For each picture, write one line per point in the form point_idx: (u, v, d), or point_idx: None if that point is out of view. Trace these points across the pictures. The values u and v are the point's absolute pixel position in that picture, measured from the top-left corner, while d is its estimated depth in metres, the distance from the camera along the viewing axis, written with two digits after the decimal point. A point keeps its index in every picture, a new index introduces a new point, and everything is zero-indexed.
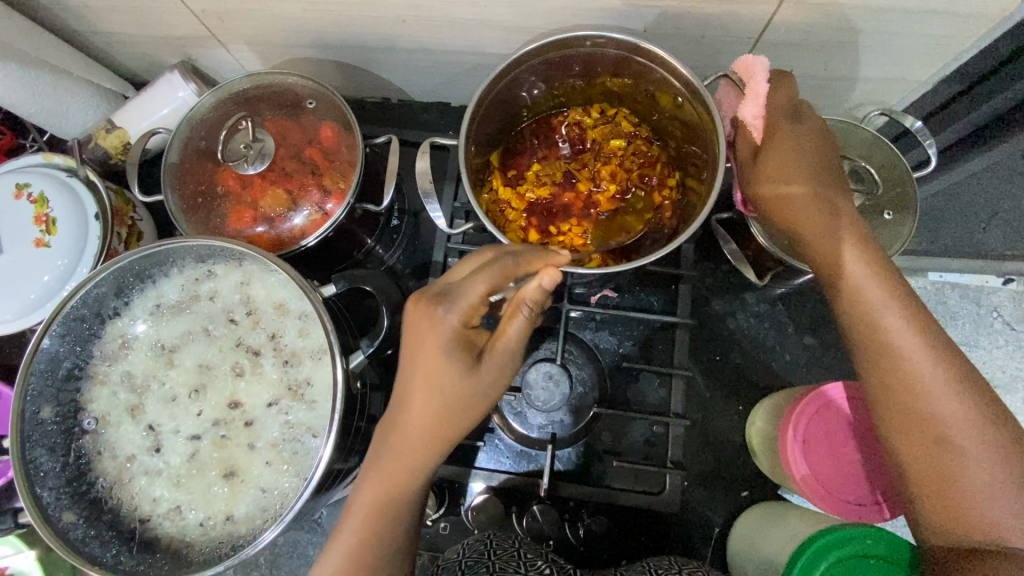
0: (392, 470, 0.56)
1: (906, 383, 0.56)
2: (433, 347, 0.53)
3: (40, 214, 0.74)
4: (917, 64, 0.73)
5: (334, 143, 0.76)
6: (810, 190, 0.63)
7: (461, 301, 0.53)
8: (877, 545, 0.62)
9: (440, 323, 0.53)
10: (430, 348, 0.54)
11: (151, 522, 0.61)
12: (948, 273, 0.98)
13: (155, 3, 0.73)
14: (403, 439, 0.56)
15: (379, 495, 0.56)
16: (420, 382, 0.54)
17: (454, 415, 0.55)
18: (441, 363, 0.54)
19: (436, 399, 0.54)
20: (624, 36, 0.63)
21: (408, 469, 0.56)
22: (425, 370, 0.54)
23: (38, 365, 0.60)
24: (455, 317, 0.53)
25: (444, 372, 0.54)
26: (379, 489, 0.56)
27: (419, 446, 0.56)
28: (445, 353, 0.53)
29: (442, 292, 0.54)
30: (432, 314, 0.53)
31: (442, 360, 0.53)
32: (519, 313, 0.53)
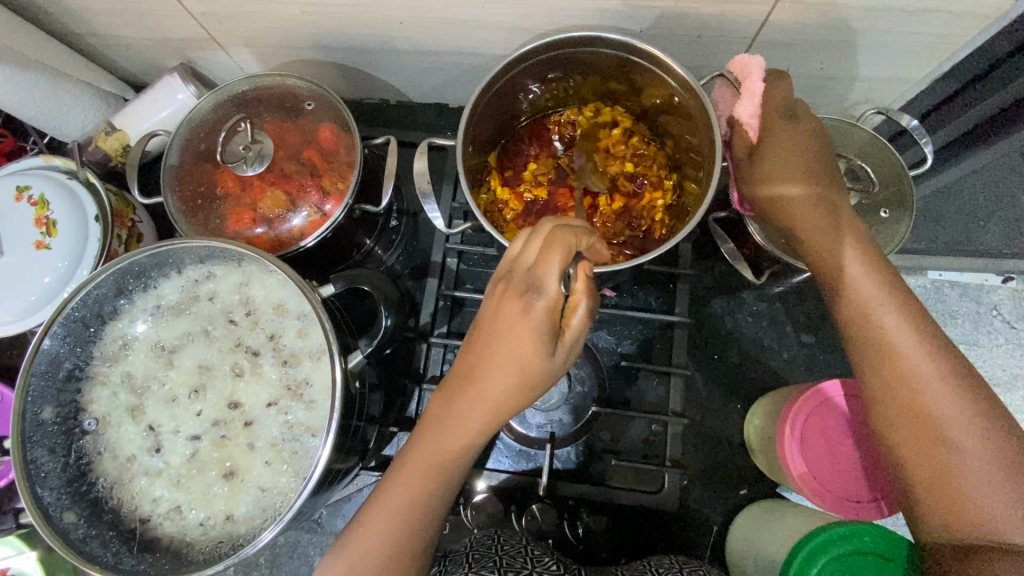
0: (445, 456, 0.54)
1: (900, 381, 0.56)
2: (520, 335, 0.51)
3: (40, 216, 0.75)
4: (913, 64, 0.73)
5: (333, 144, 0.76)
6: (806, 190, 0.63)
7: (552, 289, 0.51)
8: (875, 541, 0.62)
9: (529, 311, 0.51)
10: (514, 335, 0.52)
11: (151, 522, 0.62)
12: (947, 271, 0.98)
13: (155, 6, 0.73)
14: (460, 424, 0.54)
15: (428, 479, 0.54)
16: (495, 368, 0.52)
17: (517, 404, 0.54)
18: (524, 352, 0.52)
19: (508, 387, 0.53)
20: (620, 36, 0.63)
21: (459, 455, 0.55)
22: (505, 356, 0.52)
23: (39, 366, 0.60)
24: (546, 305, 0.51)
25: (523, 360, 0.52)
26: (426, 470, 0.54)
27: (476, 432, 0.54)
28: (530, 341, 0.51)
29: (530, 280, 0.51)
30: (523, 300, 0.51)
31: (525, 348, 0.51)
32: (575, 303, 0.53)
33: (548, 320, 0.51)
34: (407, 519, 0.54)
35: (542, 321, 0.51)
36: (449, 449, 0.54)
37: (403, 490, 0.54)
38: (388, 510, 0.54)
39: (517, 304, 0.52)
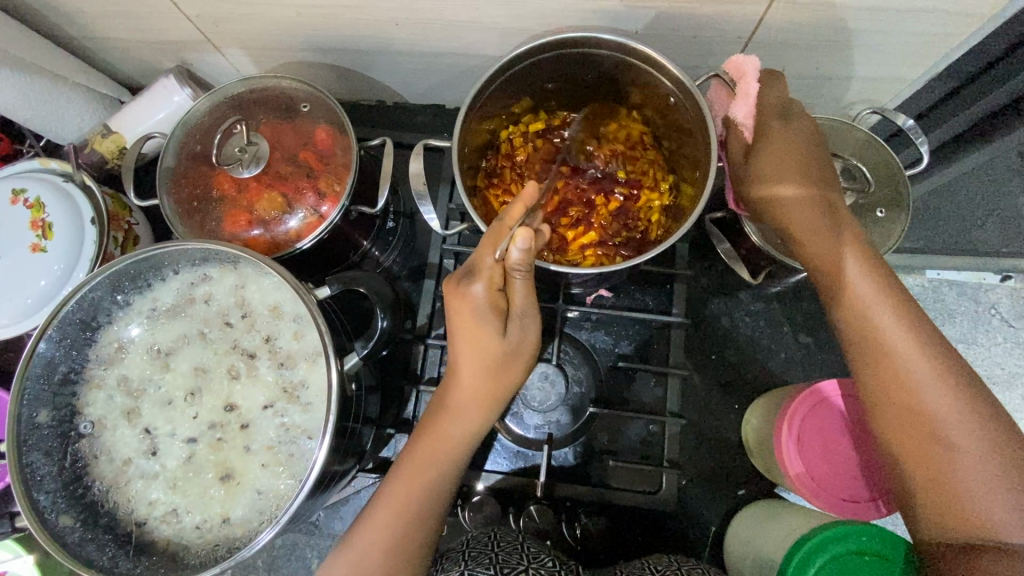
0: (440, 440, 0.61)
1: (897, 381, 0.56)
2: (468, 318, 0.59)
3: (36, 219, 0.75)
4: (909, 63, 0.73)
5: (329, 146, 0.76)
6: (801, 191, 0.63)
7: (485, 272, 0.57)
8: (872, 540, 0.62)
9: (468, 296, 0.58)
10: (470, 319, 0.58)
11: (147, 526, 0.61)
12: (945, 270, 0.98)
13: (150, 8, 0.73)
14: (448, 407, 0.62)
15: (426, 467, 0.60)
16: (461, 352, 0.60)
17: (493, 379, 0.61)
18: (476, 331, 0.59)
19: (478, 365, 0.60)
20: (614, 37, 0.63)
21: (454, 437, 0.61)
22: (467, 340, 0.60)
23: (34, 370, 0.60)
24: (481, 288, 0.58)
25: (479, 340, 0.59)
26: (429, 453, 0.61)
27: (462, 413, 0.61)
28: (478, 323, 0.58)
29: (467, 269, 0.59)
30: (460, 288, 0.58)
31: (476, 330, 0.59)
32: (513, 277, 0.58)
33: (488, 300, 0.58)
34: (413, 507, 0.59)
35: (482, 302, 0.58)
36: (443, 433, 0.61)
37: (405, 481, 0.59)
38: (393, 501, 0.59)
39: (460, 293, 0.58)
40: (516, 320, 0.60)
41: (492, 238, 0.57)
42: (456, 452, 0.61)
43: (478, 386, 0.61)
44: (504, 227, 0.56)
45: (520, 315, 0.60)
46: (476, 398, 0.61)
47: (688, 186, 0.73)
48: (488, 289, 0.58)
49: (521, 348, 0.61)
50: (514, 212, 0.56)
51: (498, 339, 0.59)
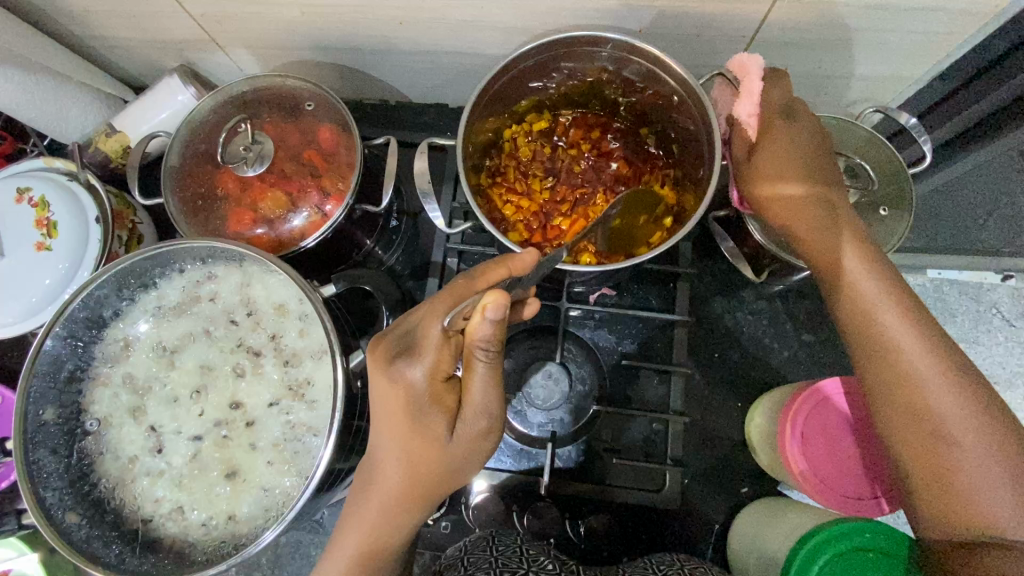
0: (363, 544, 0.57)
1: (900, 378, 0.56)
2: (399, 407, 0.53)
3: (41, 217, 0.75)
4: (912, 62, 0.74)
5: (334, 145, 0.77)
6: (803, 190, 0.63)
7: (429, 353, 0.52)
8: (875, 538, 0.62)
9: (405, 379, 0.53)
10: (403, 407, 0.53)
11: (153, 523, 0.62)
12: (947, 269, 0.98)
13: (155, 7, 0.73)
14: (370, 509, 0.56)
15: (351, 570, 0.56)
16: (388, 446, 0.55)
17: (423, 481, 0.55)
18: (407, 425, 0.54)
19: (405, 465, 0.55)
20: (619, 36, 0.63)
21: (379, 540, 0.57)
22: (399, 434, 0.54)
23: (41, 366, 0.60)
24: (422, 372, 0.52)
25: (415, 433, 0.54)
26: (362, 540, 0.57)
27: (387, 513, 0.56)
28: (415, 413, 0.53)
29: (410, 346, 0.53)
30: (396, 369, 0.52)
31: (411, 420, 0.53)
32: (473, 357, 0.52)
33: (427, 387, 0.53)
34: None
35: (419, 389, 0.53)
36: (362, 537, 0.57)
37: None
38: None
39: (394, 374, 0.53)
40: (460, 414, 0.54)
41: (439, 313, 0.52)
42: (390, 540, 0.57)
43: (406, 487, 0.55)
44: (461, 295, 0.53)
45: (465, 407, 0.54)
46: (401, 500, 0.56)
47: (691, 185, 0.73)
48: (428, 373, 0.53)
49: (463, 448, 0.55)
50: (494, 273, 0.55)
51: (434, 436, 0.54)
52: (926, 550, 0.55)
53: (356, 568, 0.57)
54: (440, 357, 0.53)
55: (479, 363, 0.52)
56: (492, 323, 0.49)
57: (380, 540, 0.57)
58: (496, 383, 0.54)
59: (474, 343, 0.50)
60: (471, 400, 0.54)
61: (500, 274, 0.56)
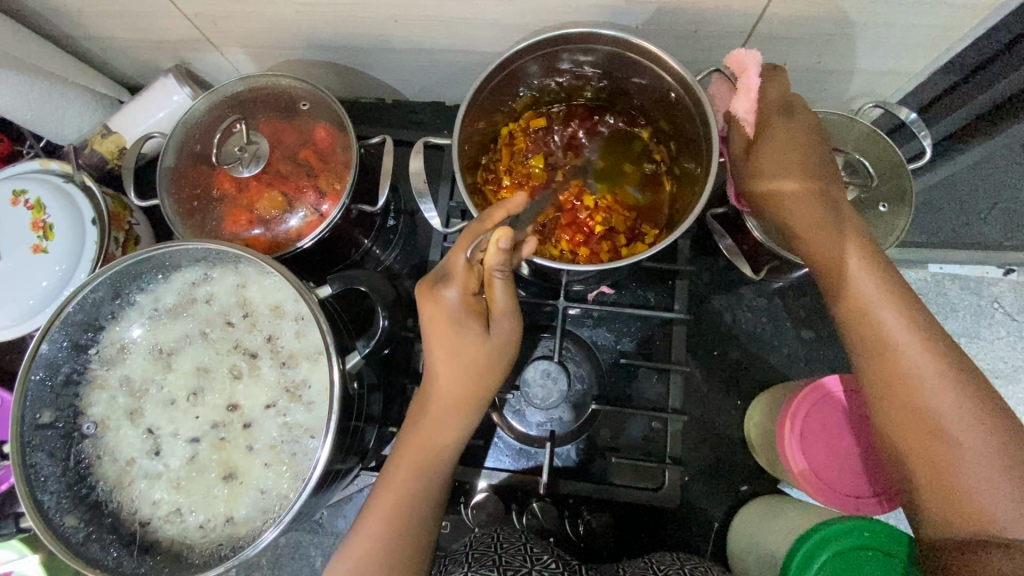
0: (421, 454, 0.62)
1: (899, 378, 0.56)
2: (445, 324, 0.59)
3: (37, 219, 0.75)
4: (912, 57, 0.73)
5: (329, 144, 0.76)
6: (801, 187, 0.63)
7: (459, 277, 0.57)
8: (876, 537, 0.62)
9: (443, 301, 0.58)
10: (447, 323, 0.59)
11: (151, 525, 0.62)
12: (947, 264, 0.97)
13: (149, 7, 0.73)
14: (431, 420, 0.62)
15: (413, 477, 0.61)
16: (441, 359, 0.61)
17: (472, 387, 0.62)
18: (453, 336, 0.59)
19: (459, 373, 0.61)
20: (615, 32, 0.63)
21: (433, 450, 0.62)
22: (447, 343, 0.60)
23: (37, 370, 0.60)
24: (456, 292, 0.58)
25: (457, 342, 0.60)
26: (418, 454, 0.62)
27: (443, 423, 0.62)
28: (455, 326, 0.59)
29: (442, 272, 0.59)
30: (434, 294, 0.58)
31: (455, 333, 0.59)
32: (493, 278, 0.57)
33: (462, 305, 0.58)
34: (391, 532, 0.59)
35: (455, 306, 0.58)
36: (422, 448, 0.62)
37: (383, 504, 0.60)
38: (380, 517, 0.60)
39: (431, 297, 0.58)
40: (499, 324, 0.60)
41: (466, 240, 0.56)
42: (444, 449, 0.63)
43: (458, 396, 0.62)
44: (479, 228, 0.56)
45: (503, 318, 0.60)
46: (454, 410, 0.62)
47: (688, 183, 0.73)
48: (464, 291, 0.58)
49: (503, 355, 0.62)
50: (496, 212, 0.56)
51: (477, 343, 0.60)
52: (925, 550, 0.55)
53: (417, 474, 0.62)
54: (471, 278, 0.58)
55: (501, 280, 0.57)
56: (505, 251, 0.54)
57: (435, 450, 0.62)
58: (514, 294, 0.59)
59: (490, 270, 0.56)
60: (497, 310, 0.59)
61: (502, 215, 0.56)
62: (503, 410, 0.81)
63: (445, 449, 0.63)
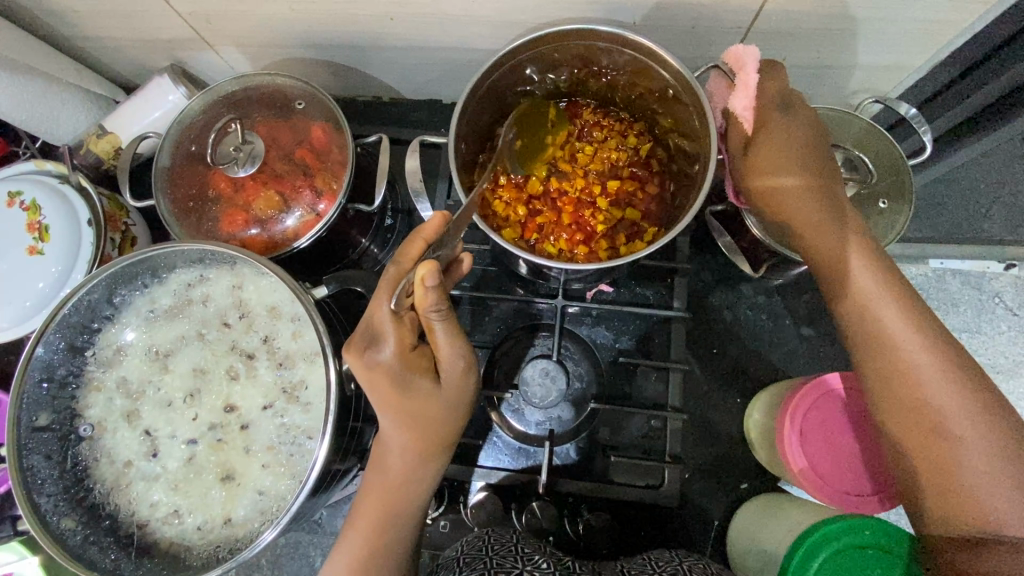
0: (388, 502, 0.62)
1: (901, 375, 0.56)
2: (388, 384, 0.57)
3: (33, 221, 0.75)
4: (912, 51, 0.72)
5: (325, 143, 0.76)
6: (800, 183, 0.62)
7: (389, 333, 0.56)
8: (876, 534, 0.62)
9: (380, 363, 0.56)
10: (392, 384, 0.57)
11: (149, 527, 0.61)
12: (949, 259, 0.97)
13: (143, 6, 0.72)
14: (391, 473, 0.61)
15: (376, 529, 0.61)
16: (392, 419, 0.59)
17: (431, 437, 0.61)
18: (400, 396, 0.58)
19: (415, 426, 0.60)
20: (612, 28, 0.62)
21: (396, 503, 0.62)
22: (396, 406, 0.58)
23: (33, 373, 0.59)
24: (392, 349, 0.56)
25: (409, 401, 0.58)
26: (381, 506, 0.62)
27: (404, 473, 0.61)
28: (401, 386, 0.57)
29: (370, 333, 0.57)
30: (369, 359, 0.56)
31: (404, 392, 0.58)
32: (430, 321, 0.56)
33: (403, 360, 0.57)
34: (375, 545, 0.61)
35: (395, 365, 0.57)
36: (386, 500, 0.62)
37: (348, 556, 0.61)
38: (354, 545, 0.61)
39: (363, 361, 0.56)
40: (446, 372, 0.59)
41: (388, 291, 0.56)
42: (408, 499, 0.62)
43: (415, 447, 0.60)
44: (400, 274, 0.56)
45: (451, 365, 0.59)
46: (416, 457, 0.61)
47: (686, 179, 0.72)
48: (400, 346, 0.57)
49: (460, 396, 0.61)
50: (412, 247, 0.57)
51: (431, 393, 0.59)
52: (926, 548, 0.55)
53: (380, 526, 0.61)
54: (402, 331, 0.57)
55: (439, 323, 0.57)
56: (434, 288, 0.53)
57: (398, 501, 0.62)
58: (456, 333, 0.59)
59: (425, 312, 0.55)
60: (443, 353, 0.59)
61: (421, 246, 0.57)
62: (502, 409, 0.81)
63: (411, 497, 0.62)
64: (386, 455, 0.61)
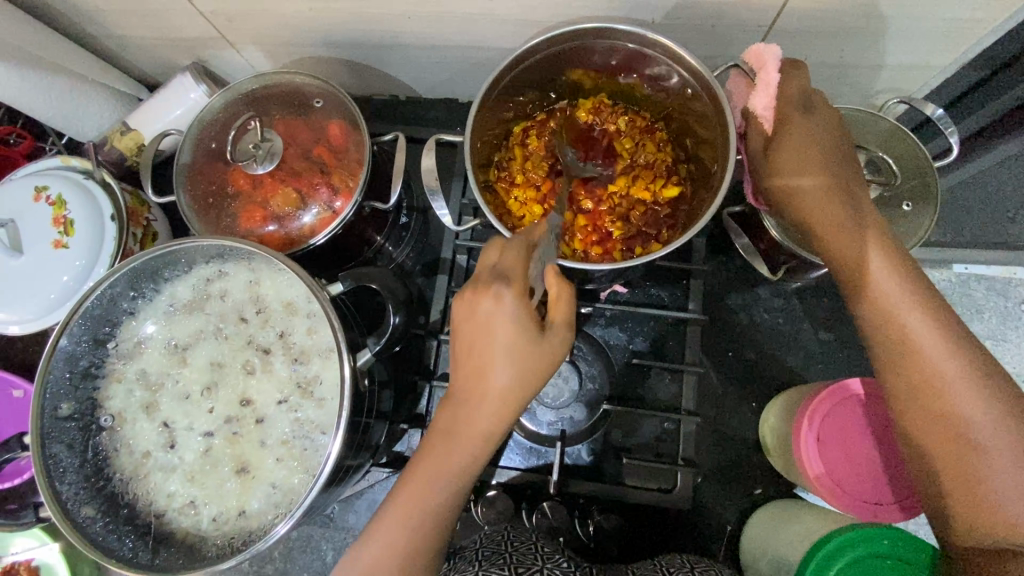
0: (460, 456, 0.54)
1: (926, 381, 0.54)
2: (503, 326, 0.52)
3: (58, 215, 0.76)
4: (938, 51, 0.71)
5: (343, 141, 0.76)
6: (827, 186, 0.60)
7: (518, 275, 0.53)
8: (894, 545, 0.60)
9: (504, 303, 0.52)
10: (504, 325, 0.52)
11: (166, 517, 0.62)
12: (974, 264, 0.94)
13: (167, 6, 0.73)
14: (467, 422, 0.54)
15: (432, 479, 0.54)
16: (489, 366, 0.53)
17: (527, 389, 0.54)
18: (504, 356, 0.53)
19: (510, 375, 0.53)
20: (630, 27, 0.62)
21: (460, 458, 0.54)
22: (501, 350, 0.53)
23: (57, 364, 0.61)
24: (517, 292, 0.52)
25: (514, 350, 0.53)
26: (441, 457, 0.54)
27: (485, 423, 0.54)
28: (516, 331, 0.52)
29: (498, 272, 0.53)
30: (496, 294, 0.52)
31: (514, 335, 0.52)
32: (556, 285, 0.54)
33: (524, 306, 0.53)
34: (430, 497, 0.54)
35: (517, 308, 0.52)
36: (457, 450, 0.54)
37: (399, 513, 0.54)
38: (409, 496, 0.54)
39: (489, 298, 0.52)
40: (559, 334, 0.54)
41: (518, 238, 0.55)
42: (477, 454, 0.55)
43: (507, 398, 0.54)
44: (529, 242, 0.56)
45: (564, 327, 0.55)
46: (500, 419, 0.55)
47: (704, 181, 0.72)
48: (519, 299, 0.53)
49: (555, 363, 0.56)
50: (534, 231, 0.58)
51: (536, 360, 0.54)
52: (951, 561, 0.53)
53: (438, 475, 0.54)
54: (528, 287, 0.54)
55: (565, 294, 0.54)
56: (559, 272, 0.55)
57: (465, 450, 0.54)
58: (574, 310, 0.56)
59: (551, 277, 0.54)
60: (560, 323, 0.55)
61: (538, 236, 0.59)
62: None
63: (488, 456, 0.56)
64: (467, 402, 0.54)
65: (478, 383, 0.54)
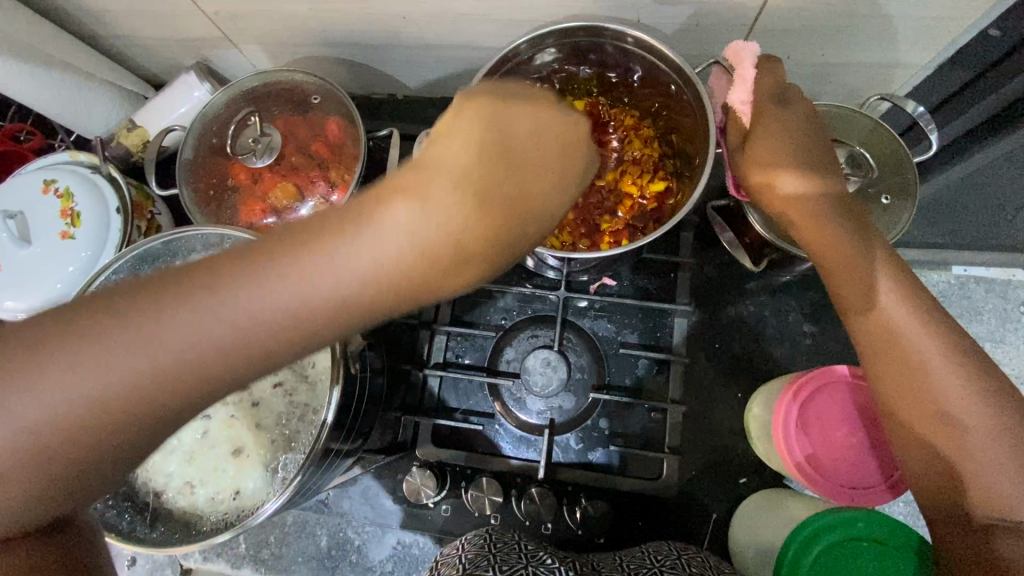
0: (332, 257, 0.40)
1: (901, 365, 0.56)
2: (548, 145, 0.46)
3: (66, 207, 0.79)
4: (917, 49, 0.72)
5: (340, 136, 0.79)
6: (802, 178, 0.62)
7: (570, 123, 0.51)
8: (870, 526, 0.62)
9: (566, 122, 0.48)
10: (541, 132, 0.45)
11: (163, 497, 0.64)
12: (972, 266, 0.96)
13: (173, 7, 0.77)
14: (415, 200, 0.41)
15: (346, 250, 0.40)
16: (488, 172, 0.42)
17: (498, 229, 0.43)
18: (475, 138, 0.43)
19: (489, 200, 0.42)
20: (612, 25, 0.64)
21: (367, 252, 0.41)
22: (519, 167, 0.44)
23: None
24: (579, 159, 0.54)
25: (530, 174, 0.44)
26: (362, 221, 0.41)
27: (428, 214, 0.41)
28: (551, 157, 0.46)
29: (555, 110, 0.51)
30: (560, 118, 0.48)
31: (546, 160, 0.45)
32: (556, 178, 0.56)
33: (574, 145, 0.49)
34: (317, 264, 0.40)
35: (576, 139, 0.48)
36: (382, 225, 0.41)
37: (288, 269, 0.40)
38: (306, 262, 0.40)
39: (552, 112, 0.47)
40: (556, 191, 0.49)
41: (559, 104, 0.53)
42: (382, 249, 0.41)
43: (477, 218, 0.42)
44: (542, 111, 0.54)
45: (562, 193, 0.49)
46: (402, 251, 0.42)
47: (689, 173, 0.74)
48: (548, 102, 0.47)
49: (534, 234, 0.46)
50: None
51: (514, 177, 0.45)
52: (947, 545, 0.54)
53: (347, 252, 0.40)
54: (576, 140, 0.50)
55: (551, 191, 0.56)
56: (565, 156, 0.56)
57: (386, 246, 0.41)
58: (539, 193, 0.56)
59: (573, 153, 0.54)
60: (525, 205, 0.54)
61: None
62: (503, 397, 0.83)
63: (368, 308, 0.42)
64: (431, 184, 0.41)
65: (441, 164, 0.42)
